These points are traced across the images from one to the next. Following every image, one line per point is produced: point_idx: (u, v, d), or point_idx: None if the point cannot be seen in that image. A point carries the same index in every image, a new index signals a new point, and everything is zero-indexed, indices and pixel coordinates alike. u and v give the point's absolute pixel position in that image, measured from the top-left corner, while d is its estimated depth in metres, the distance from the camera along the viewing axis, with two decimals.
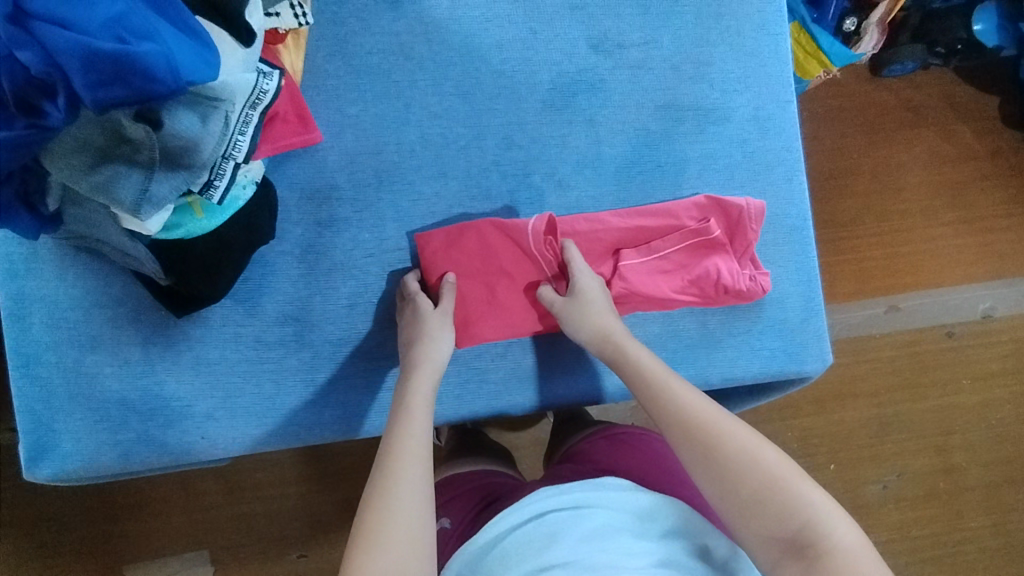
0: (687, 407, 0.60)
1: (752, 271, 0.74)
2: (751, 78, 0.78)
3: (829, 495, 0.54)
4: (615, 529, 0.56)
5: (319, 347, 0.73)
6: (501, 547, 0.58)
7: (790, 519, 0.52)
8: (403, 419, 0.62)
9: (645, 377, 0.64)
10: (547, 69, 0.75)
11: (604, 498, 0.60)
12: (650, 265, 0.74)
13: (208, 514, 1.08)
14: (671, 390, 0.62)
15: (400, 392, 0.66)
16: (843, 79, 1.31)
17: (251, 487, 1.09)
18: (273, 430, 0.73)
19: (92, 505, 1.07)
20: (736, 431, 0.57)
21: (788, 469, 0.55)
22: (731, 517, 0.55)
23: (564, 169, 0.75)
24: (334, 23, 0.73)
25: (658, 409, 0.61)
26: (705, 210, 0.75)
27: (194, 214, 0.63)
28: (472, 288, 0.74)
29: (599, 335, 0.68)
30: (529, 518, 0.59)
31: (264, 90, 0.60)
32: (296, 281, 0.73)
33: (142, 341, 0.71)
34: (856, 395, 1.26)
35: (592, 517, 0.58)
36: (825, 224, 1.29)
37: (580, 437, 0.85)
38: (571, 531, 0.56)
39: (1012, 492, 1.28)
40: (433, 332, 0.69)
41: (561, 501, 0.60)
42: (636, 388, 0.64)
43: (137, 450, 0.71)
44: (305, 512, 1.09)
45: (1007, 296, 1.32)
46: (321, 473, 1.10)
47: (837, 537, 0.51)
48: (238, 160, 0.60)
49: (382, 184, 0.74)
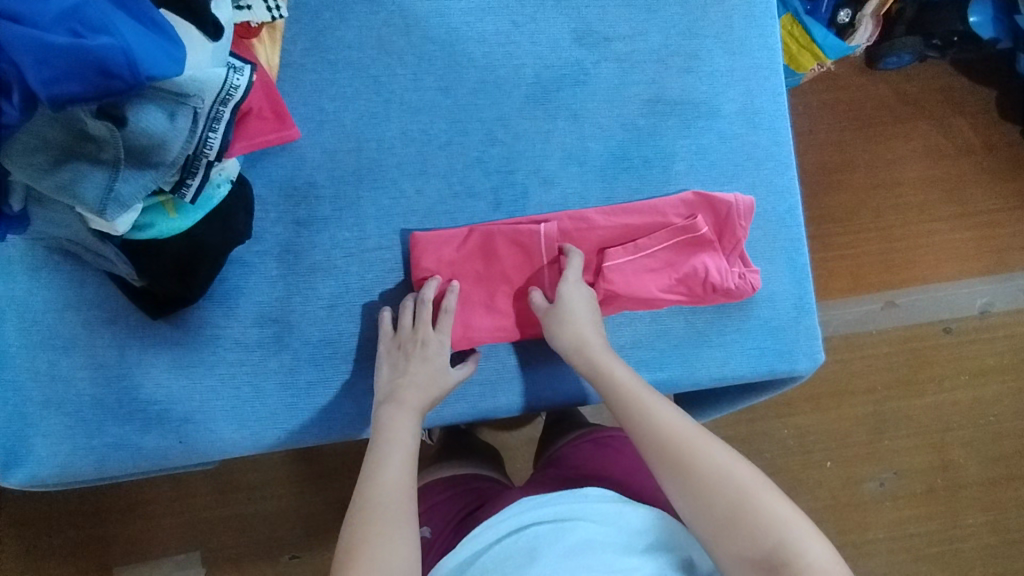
0: (661, 422, 0.59)
1: (742, 269, 0.72)
2: (740, 71, 0.76)
3: (801, 514, 0.53)
4: (599, 543, 0.55)
5: (299, 349, 0.71)
6: (481, 564, 0.56)
7: (765, 538, 0.51)
8: (385, 444, 0.62)
9: (619, 390, 0.63)
10: (531, 62, 0.74)
11: (587, 510, 0.58)
12: (637, 264, 0.72)
13: (198, 516, 1.07)
14: (647, 406, 0.61)
15: (382, 414, 0.65)
16: (838, 73, 1.29)
17: (241, 489, 1.07)
18: (253, 434, 0.71)
19: (80, 508, 1.06)
20: (711, 448, 0.56)
21: (759, 486, 0.54)
22: (706, 536, 0.53)
23: (548, 166, 0.74)
24: (312, 17, 0.71)
25: (632, 424, 0.60)
26: (693, 206, 0.73)
27: (166, 214, 0.62)
28: (467, 291, 0.72)
29: (574, 346, 0.67)
30: (507, 533, 0.58)
31: (235, 86, 0.57)
32: (275, 281, 0.71)
33: (117, 343, 0.69)
34: (853, 392, 1.25)
35: (574, 529, 0.56)
36: (821, 219, 1.27)
37: (565, 441, 0.83)
38: (553, 546, 0.55)
39: (1010, 489, 1.26)
40: (427, 355, 0.68)
41: (543, 514, 0.58)
42: (610, 403, 0.63)
43: (115, 455, 0.70)
44: (296, 514, 1.08)
45: (1005, 291, 1.30)
46: (311, 475, 1.08)
47: (812, 557, 0.50)
48: (211, 158, 0.59)
49: (362, 182, 0.72)
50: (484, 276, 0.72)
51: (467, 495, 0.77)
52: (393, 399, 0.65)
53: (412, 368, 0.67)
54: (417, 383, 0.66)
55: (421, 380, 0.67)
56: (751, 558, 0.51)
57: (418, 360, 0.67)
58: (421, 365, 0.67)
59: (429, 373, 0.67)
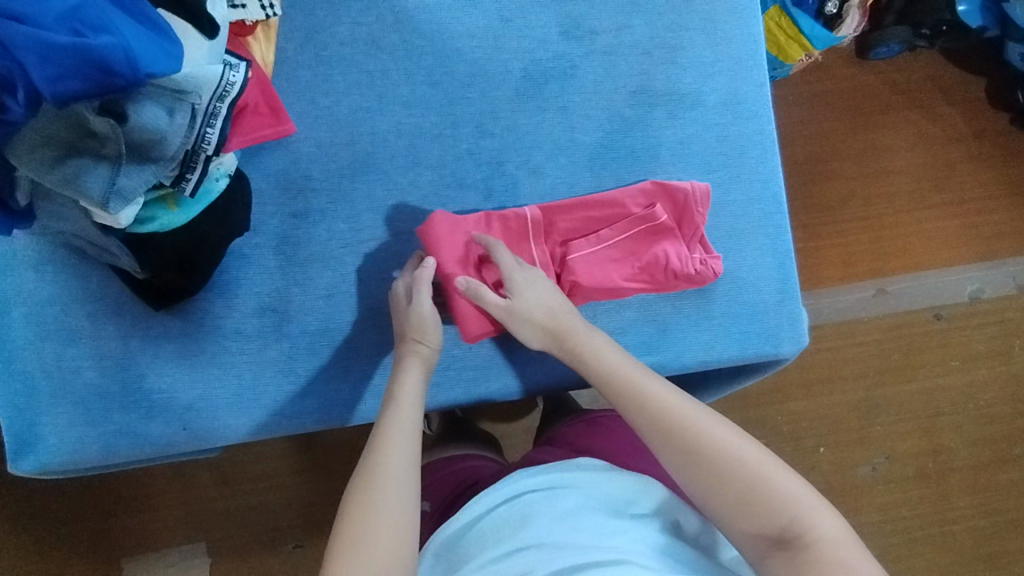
0: (659, 404, 0.60)
1: (703, 255, 0.74)
2: (725, 63, 0.78)
3: (809, 485, 0.55)
4: (587, 508, 0.58)
5: (297, 338, 0.74)
6: (479, 528, 0.59)
7: (773, 515, 0.54)
8: (392, 410, 0.63)
9: (614, 372, 0.64)
10: (519, 56, 0.75)
11: (578, 478, 0.62)
12: (600, 254, 0.75)
13: (205, 506, 1.09)
14: (643, 387, 0.62)
15: (391, 384, 0.67)
16: (826, 63, 1.31)
17: (245, 480, 1.10)
18: (254, 420, 0.74)
19: (91, 499, 1.08)
20: (715, 428, 0.58)
21: (766, 463, 0.56)
22: (714, 514, 0.57)
23: (537, 157, 0.75)
24: (304, 14, 0.73)
25: (630, 407, 0.62)
26: (652, 196, 0.75)
27: (167, 207, 0.65)
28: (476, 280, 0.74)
29: (554, 327, 0.68)
30: (504, 500, 0.61)
31: (231, 83, 0.60)
32: (274, 273, 0.73)
33: (122, 334, 0.72)
34: (845, 378, 1.27)
35: (568, 496, 0.60)
36: (811, 208, 1.29)
37: (562, 421, 0.87)
38: (546, 510, 0.58)
39: (1000, 472, 1.29)
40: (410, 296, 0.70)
41: (538, 482, 0.62)
42: (603, 387, 0.65)
43: (120, 443, 0.72)
44: (301, 502, 1.10)
45: (995, 277, 1.32)
46: (312, 465, 1.11)
47: (822, 530, 0.53)
48: (209, 152, 0.62)
49: (356, 175, 0.74)
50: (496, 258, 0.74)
51: (461, 474, 0.79)
52: (398, 368, 0.67)
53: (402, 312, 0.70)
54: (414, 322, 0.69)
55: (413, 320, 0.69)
56: (764, 531, 0.54)
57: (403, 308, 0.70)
58: (405, 308, 0.70)
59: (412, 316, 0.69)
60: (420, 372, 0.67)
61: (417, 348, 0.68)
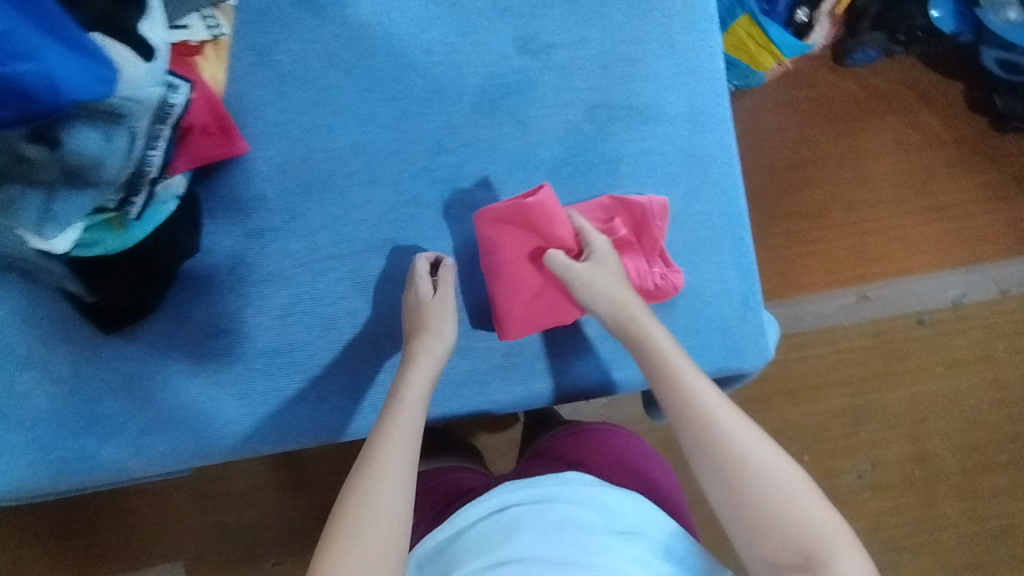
0: (705, 401, 0.58)
1: (663, 269, 0.73)
2: (685, 75, 0.77)
3: (841, 520, 0.52)
4: (573, 523, 0.58)
5: (252, 359, 0.73)
6: (463, 540, 0.60)
7: (796, 539, 0.51)
8: (394, 411, 0.62)
9: (662, 360, 0.62)
10: (476, 72, 0.75)
11: (566, 492, 0.61)
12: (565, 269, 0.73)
13: (182, 524, 1.08)
14: (689, 383, 0.60)
15: (396, 384, 0.65)
16: (801, 71, 1.31)
17: (223, 496, 1.08)
18: (210, 443, 0.72)
19: (65, 520, 1.07)
20: (753, 439, 0.55)
21: (797, 487, 0.53)
22: (730, 526, 0.54)
23: (495, 173, 0.75)
24: (254, 32, 0.72)
25: (674, 397, 0.60)
26: (610, 210, 0.74)
27: (114, 230, 0.64)
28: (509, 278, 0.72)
29: (610, 308, 0.67)
30: (489, 513, 0.61)
31: (172, 104, 0.59)
32: (228, 294, 0.72)
33: (73, 358, 0.71)
34: (828, 385, 1.26)
35: (553, 509, 0.60)
36: (789, 215, 1.28)
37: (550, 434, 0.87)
38: (531, 524, 0.58)
39: (986, 477, 1.28)
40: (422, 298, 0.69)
41: (524, 496, 0.62)
42: (650, 373, 0.63)
43: (72, 468, 0.71)
44: (280, 518, 1.09)
45: (977, 281, 1.31)
46: (291, 481, 1.09)
47: (843, 565, 0.49)
48: (153, 174, 0.61)
49: (311, 193, 0.73)
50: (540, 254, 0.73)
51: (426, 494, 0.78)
52: (406, 367, 0.66)
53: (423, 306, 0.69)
54: (431, 317, 0.68)
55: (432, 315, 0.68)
56: (779, 551, 0.51)
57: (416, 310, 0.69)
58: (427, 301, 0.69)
59: (433, 311, 0.68)
60: (428, 373, 0.66)
61: (430, 346, 0.67)
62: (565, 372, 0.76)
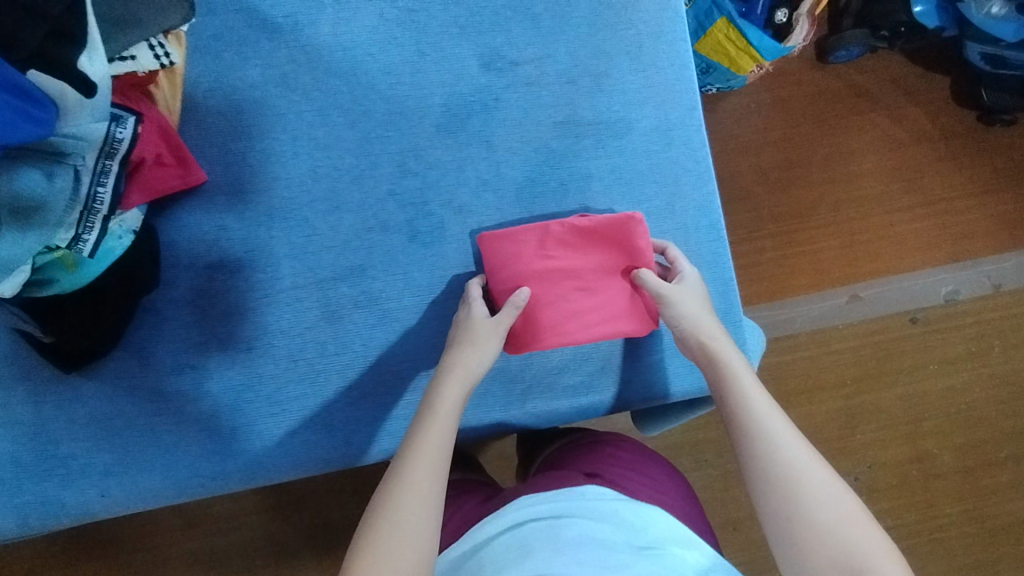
0: (765, 418, 0.58)
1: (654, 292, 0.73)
2: (653, 88, 0.75)
3: (895, 551, 0.50)
4: (595, 538, 0.55)
5: (218, 396, 0.70)
6: (477, 558, 0.58)
7: (843, 561, 0.49)
8: (426, 426, 0.61)
9: (727, 376, 0.62)
10: (439, 92, 0.73)
11: (584, 509, 0.60)
12: (568, 292, 0.71)
13: (169, 550, 1.04)
14: (754, 399, 0.60)
15: (428, 397, 0.64)
16: (781, 72, 1.29)
17: (212, 520, 1.05)
18: (178, 482, 0.70)
19: (50, 551, 1.04)
20: (807, 459, 0.55)
21: (848, 511, 0.51)
22: (776, 539, 0.53)
23: (463, 195, 0.73)
24: (210, 59, 0.71)
25: (736, 412, 0.60)
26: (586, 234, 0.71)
27: (67, 269, 0.61)
28: (550, 289, 0.71)
29: (681, 324, 0.67)
30: (506, 529, 0.60)
31: (118, 139, 0.59)
32: (191, 328, 0.70)
33: (33, 399, 0.69)
34: (822, 388, 1.23)
35: (570, 525, 0.58)
36: (776, 217, 1.26)
37: (551, 445, 0.84)
38: (546, 541, 0.56)
39: (987, 476, 1.24)
40: (467, 319, 0.68)
41: (540, 512, 0.60)
42: (716, 389, 0.63)
43: (37, 513, 0.69)
44: (271, 538, 1.05)
45: (970, 278, 1.28)
46: (279, 502, 1.06)
47: None
48: (104, 212, 0.60)
49: (273, 222, 0.71)
50: (567, 278, 0.71)
51: None
52: (439, 382, 0.64)
53: (475, 323, 0.67)
54: (476, 337, 0.66)
55: (479, 334, 0.67)
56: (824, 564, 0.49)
57: (466, 329, 0.67)
58: (477, 320, 0.68)
59: (482, 330, 0.67)
60: (462, 391, 0.64)
61: (466, 360, 0.65)
62: (542, 397, 0.74)
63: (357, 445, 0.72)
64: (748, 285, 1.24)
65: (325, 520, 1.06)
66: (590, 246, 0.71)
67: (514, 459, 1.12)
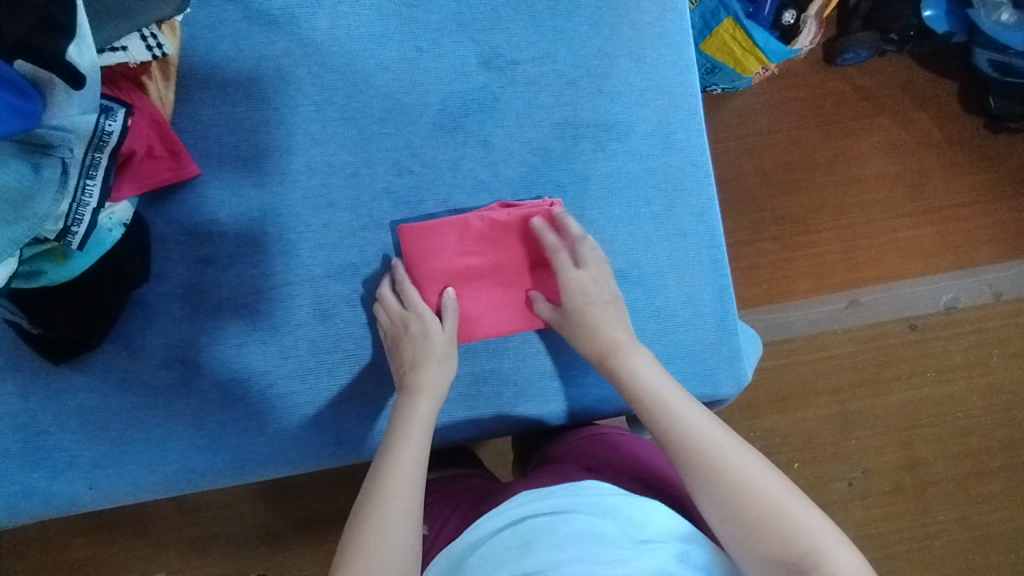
0: (691, 424, 0.59)
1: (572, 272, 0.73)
2: (654, 91, 0.74)
3: (830, 522, 0.53)
4: (595, 534, 0.53)
5: (207, 391, 0.70)
6: (477, 554, 0.55)
7: (791, 543, 0.51)
8: (396, 443, 0.61)
9: (648, 392, 0.63)
10: (437, 89, 0.72)
11: (585, 503, 0.57)
12: (491, 284, 0.71)
13: (160, 538, 1.04)
14: (676, 407, 0.61)
15: (397, 415, 0.64)
16: (787, 73, 1.27)
17: (202, 509, 1.04)
18: (166, 477, 0.70)
19: (40, 537, 1.03)
20: (737, 452, 0.57)
21: (787, 493, 0.54)
22: (725, 535, 0.54)
23: (459, 195, 0.72)
24: (207, 51, 0.70)
25: (662, 422, 0.61)
26: (509, 228, 0.69)
27: (56, 260, 0.60)
28: (468, 285, 0.70)
29: (602, 341, 0.67)
30: (507, 524, 0.57)
31: (107, 131, 0.58)
32: (181, 322, 0.70)
33: (21, 389, 0.68)
34: (818, 393, 1.22)
35: (570, 521, 0.55)
36: (778, 220, 1.25)
37: (535, 437, 0.84)
38: (548, 537, 0.53)
39: (980, 485, 1.23)
40: (415, 332, 0.67)
41: (540, 507, 0.57)
42: (636, 403, 0.63)
43: (24, 502, 0.69)
44: (259, 529, 1.05)
45: (970, 286, 1.27)
46: (270, 493, 1.05)
47: (836, 563, 0.50)
48: (94, 206, 0.59)
49: (266, 218, 0.70)
50: (492, 269, 0.71)
51: None
52: (407, 400, 0.65)
53: (415, 342, 0.67)
54: (426, 360, 0.66)
55: (427, 355, 0.66)
56: (775, 571, 0.51)
57: (410, 339, 0.67)
58: (419, 338, 0.67)
59: (423, 345, 0.67)
60: (427, 411, 0.64)
61: (424, 376, 0.66)
62: (533, 401, 0.73)
63: (344, 443, 0.71)
64: (747, 288, 1.23)
65: (317, 511, 1.05)
66: (511, 241, 0.70)
67: (509, 457, 1.11)
